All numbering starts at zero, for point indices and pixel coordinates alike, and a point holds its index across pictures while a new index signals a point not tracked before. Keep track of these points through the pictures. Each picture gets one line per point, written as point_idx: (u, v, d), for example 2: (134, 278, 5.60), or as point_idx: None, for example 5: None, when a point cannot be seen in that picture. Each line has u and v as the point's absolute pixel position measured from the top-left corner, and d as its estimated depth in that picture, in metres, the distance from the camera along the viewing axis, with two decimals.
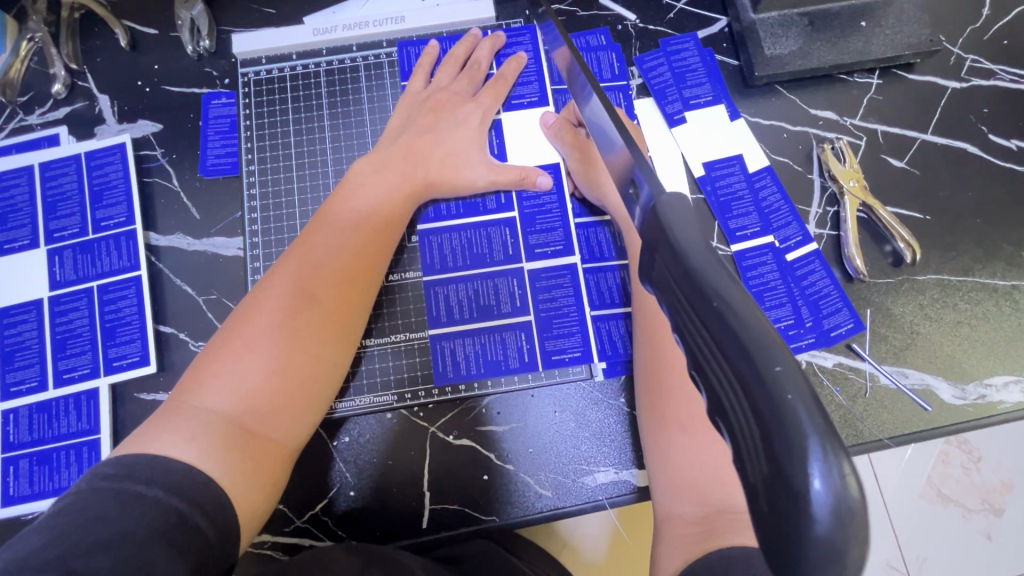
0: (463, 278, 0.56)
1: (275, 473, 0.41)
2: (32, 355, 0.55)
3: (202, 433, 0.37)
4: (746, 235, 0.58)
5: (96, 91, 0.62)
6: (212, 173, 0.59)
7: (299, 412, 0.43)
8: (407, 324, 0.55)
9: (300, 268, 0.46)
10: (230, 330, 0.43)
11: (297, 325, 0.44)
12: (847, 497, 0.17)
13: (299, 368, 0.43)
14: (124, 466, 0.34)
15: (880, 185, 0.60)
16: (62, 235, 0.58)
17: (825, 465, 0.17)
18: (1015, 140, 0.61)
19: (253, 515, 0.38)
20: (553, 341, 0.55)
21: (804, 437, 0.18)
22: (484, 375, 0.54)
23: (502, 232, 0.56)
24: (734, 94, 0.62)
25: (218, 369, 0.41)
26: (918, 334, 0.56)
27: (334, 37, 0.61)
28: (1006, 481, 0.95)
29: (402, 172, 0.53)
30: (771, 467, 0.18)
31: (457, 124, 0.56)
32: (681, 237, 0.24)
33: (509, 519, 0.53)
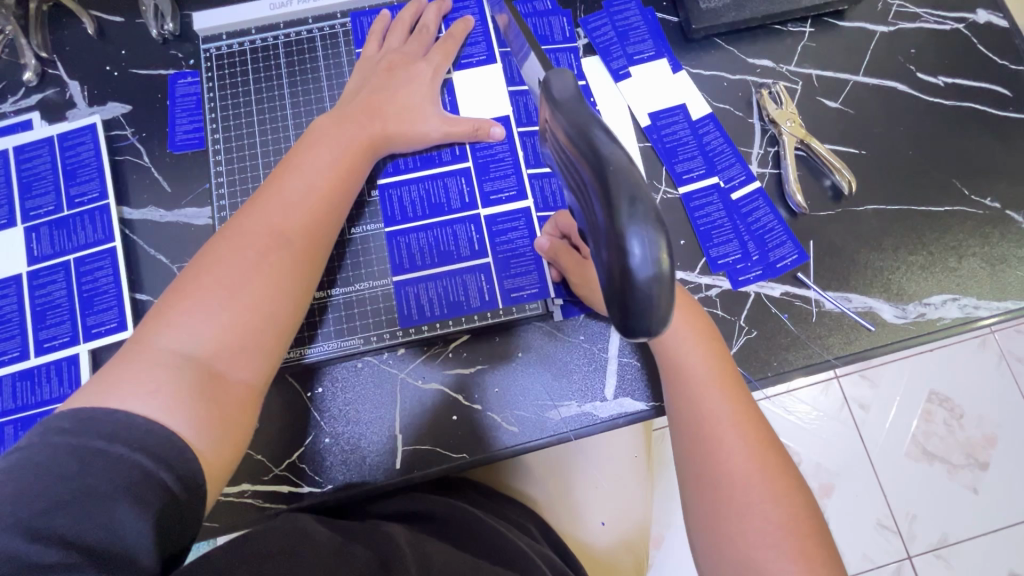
0: (424, 227, 0.59)
1: (245, 413, 0.43)
2: (13, 328, 0.57)
3: (165, 383, 0.39)
4: (692, 177, 0.61)
5: (66, 78, 0.64)
6: (181, 148, 0.62)
7: (264, 357, 0.46)
8: (373, 272, 0.58)
9: (255, 224, 0.48)
10: (186, 283, 0.45)
11: (256, 277, 0.46)
12: (659, 261, 0.27)
13: (260, 316, 0.45)
14: (81, 420, 0.36)
15: (817, 126, 0.63)
16: (38, 213, 0.60)
17: (643, 239, 0.27)
18: (943, 76, 0.64)
19: (224, 454, 0.41)
20: (511, 280, 0.58)
21: (630, 224, 0.27)
22: (447, 316, 0.57)
23: (458, 182, 0.60)
24: (675, 48, 0.65)
25: (177, 319, 0.42)
26: (859, 261, 0.59)
27: (291, 11, 0.64)
28: (988, 435, 0.99)
29: (355, 130, 0.55)
30: (610, 247, 0.28)
31: (408, 80, 0.59)
32: (564, 101, 0.32)
33: (479, 455, 0.55)
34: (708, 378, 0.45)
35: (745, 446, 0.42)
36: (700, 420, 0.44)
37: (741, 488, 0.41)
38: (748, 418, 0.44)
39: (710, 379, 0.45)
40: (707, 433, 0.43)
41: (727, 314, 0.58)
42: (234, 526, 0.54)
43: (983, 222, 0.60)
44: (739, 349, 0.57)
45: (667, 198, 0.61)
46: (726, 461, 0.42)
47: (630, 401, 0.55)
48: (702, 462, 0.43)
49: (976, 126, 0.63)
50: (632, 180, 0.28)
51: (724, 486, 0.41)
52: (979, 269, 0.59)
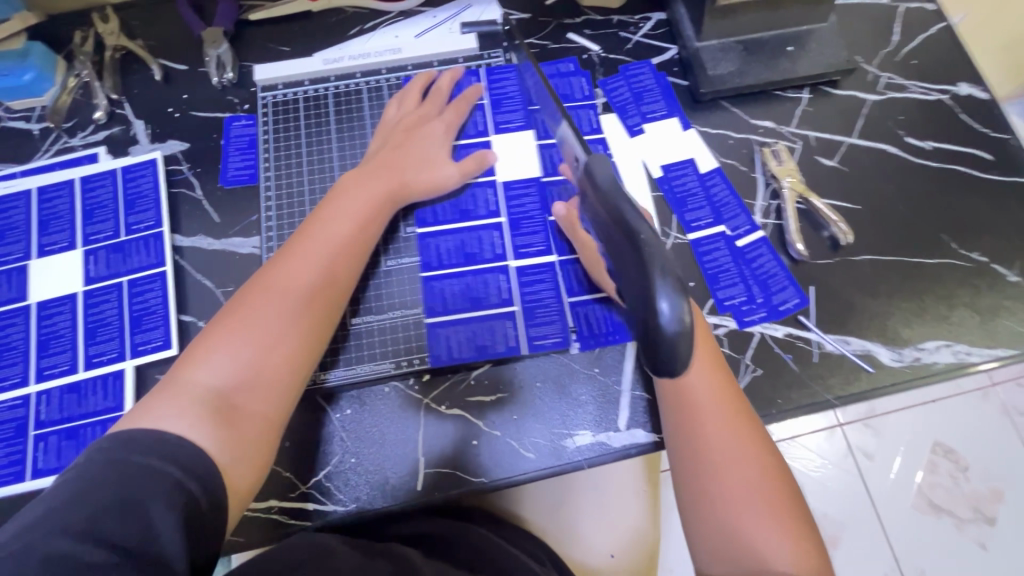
0: (458, 274, 0.64)
1: (262, 444, 0.47)
2: (65, 343, 0.61)
3: (190, 413, 0.44)
4: (700, 225, 0.66)
5: (132, 117, 0.71)
6: (232, 183, 0.68)
7: (282, 390, 0.49)
8: (398, 313, 0.63)
9: (282, 270, 0.53)
10: (220, 321, 0.50)
11: (278, 320, 0.50)
12: (679, 313, 0.34)
13: (279, 353, 0.49)
14: (120, 440, 0.41)
15: (814, 181, 0.69)
16: (97, 238, 0.65)
17: (667, 295, 0.34)
18: (930, 141, 0.70)
19: (237, 486, 0.44)
20: (536, 329, 0.62)
21: (655, 284, 0.34)
22: (474, 359, 0.61)
23: (491, 235, 0.65)
24: (685, 109, 0.72)
25: (210, 354, 0.47)
26: (856, 306, 0.63)
27: (341, 66, 0.71)
28: (994, 489, 1.04)
29: (375, 184, 0.61)
30: (643, 303, 0.36)
31: (426, 139, 0.65)
32: (603, 184, 0.40)
33: (498, 481, 0.58)
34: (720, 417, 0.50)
35: (753, 512, 0.47)
36: (705, 470, 0.49)
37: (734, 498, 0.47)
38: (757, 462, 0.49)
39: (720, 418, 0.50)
40: (705, 479, 0.49)
41: (733, 352, 0.62)
42: (260, 541, 0.56)
43: (971, 274, 0.65)
44: (745, 385, 0.60)
45: (677, 244, 0.66)
46: (724, 496, 0.48)
47: (642, 433, 0.58)
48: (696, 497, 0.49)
49: (961, 185, 0.68)
50: (660, 254, 0.35)
51: (713, 522, 0.47)
52: (969, 317, 0.63)
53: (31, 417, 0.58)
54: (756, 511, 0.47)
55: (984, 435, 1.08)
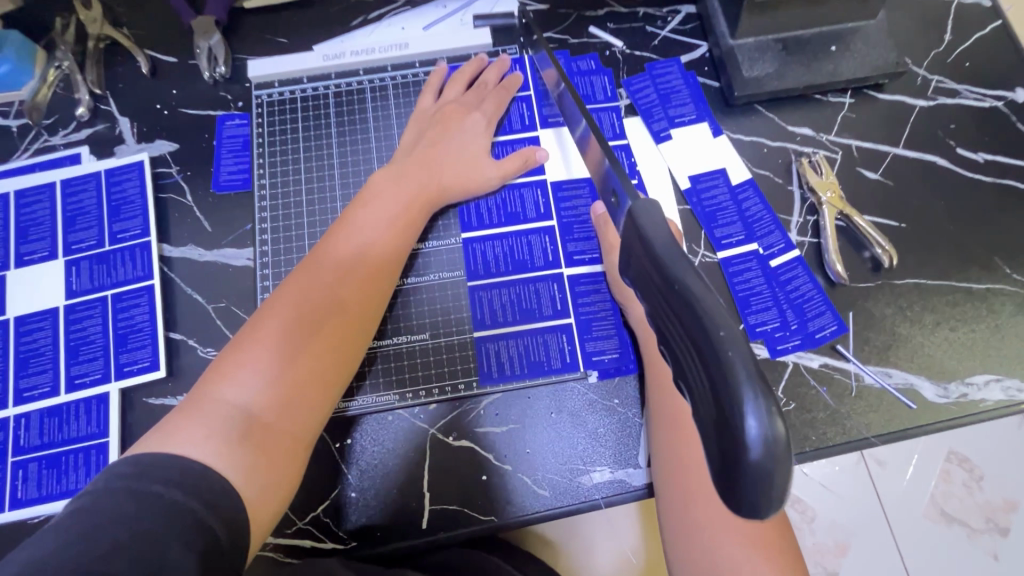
0: (504, 284, 0.59)
1: (290, 467, 0.42)
2: (46, 361, 0.57)
3: (219, 431, 0.38)
4: (731, 242, 0.61)
5: (117, 114, 0.66)
6: (225, 188, 0.63)
7: (315, 406, 0.44)
8: (440, 325, 0.58)
9: (319, 271, 0.47)
10: (251, 326, 0.44)
11: (315, 326, 0.45)
12: (774, 433, 0.23)
13: (315, 363, 0.44)
14: (141, 466, 0.34)
15: (856, 196, 0.63)
16: (79, 247, 0.61)
17: (756, 407, 0.23)
18: (983, 153, 0.64)
19: (265, 511, 0.39)
20: (593, 343, 0.57)
21: (738, 386, 0.23)
22: (527, 376, 0.56)
23: (542, 240, 0.60)
24: (716, 113, 0.66)
25: (239, 364, 0.42)
26: (898, 335, 0.59)
27: (342, 62, 0.65)
28: (1008, 499, 0.91)
29: (413, 179, 0.56)
30: (717, 412, 0.24)
31: (467, 135, 0.60)
32: (651, 234, 0.29)
33: (508, 520, 0.54)
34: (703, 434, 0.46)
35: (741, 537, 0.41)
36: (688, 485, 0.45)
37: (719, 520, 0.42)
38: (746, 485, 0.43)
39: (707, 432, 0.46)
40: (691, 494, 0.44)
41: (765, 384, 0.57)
42: None
43: None
44: None
45: (705, 263, 0.61)
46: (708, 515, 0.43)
47: None
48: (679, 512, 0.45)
49: (1015, 203, 0.63)
50: (741, 342, 0.24)
51: (695, 542, 0.43)
52: (1020, 349, 0.58)
53: (10, 443, 0.55)
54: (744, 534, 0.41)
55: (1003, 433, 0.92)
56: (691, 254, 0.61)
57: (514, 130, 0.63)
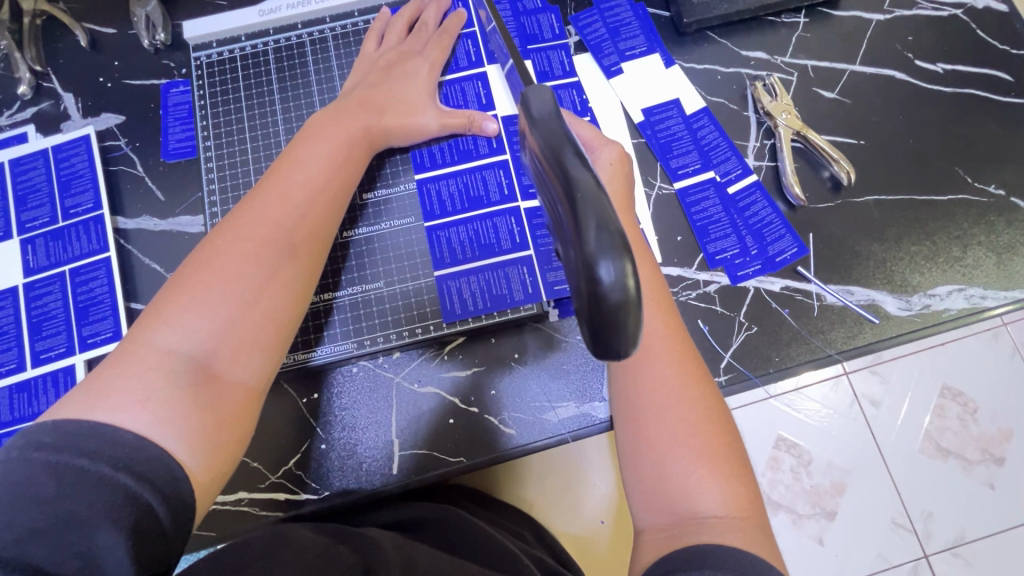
0: (462, 221, 0.58)
1: (243, 418, 0.41)
2: (10, 339, 0.57)
3: (159, 389, 0.37)
4: (687, 172, 0.60)
5: (60, 90, 0.65)
6: (174, 156, 0.62)
7: (265, 355, 0.43)
8: (398, 269, 0.58)
9: (254, 217, 0.45)
10: (183, 278, 0.42)
11: (253, 272, 0.43)
12: (626, 285, 0.28)
13: (261, 312, 0.43)
14: (64, 434, 0.33)
15: (813, 116, 0.62)
16: (33, 225, 0.60)
17: (611, 262, 0.28)
18: (942, 63, 0.63)
19: (217, 466, 0.38)
20: (553, 272, 0.56)
21: (597, 246, 0.28)
22: (490, 310, 0.56)
23: (496, 174, 0.59)
24: (667, 43, 0.65)
25: (172, 315, 0.40)
26: (859, 252, 0.58)
27: (279, 16, 0.64)
28: (1004, 429, 0.83)
29: (349, 124, 0.53)
30: (585, 271, 0.29)
31: (407, 77, 0.59)
32: (542, 122, 0.33)
33: (476, 460, 0.54)
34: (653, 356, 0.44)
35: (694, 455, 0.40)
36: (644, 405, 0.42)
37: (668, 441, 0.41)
38: (695, 404, 0.42)
39: (662, 355, 0.43)
40: (641, 417, 0.42)
41: (726, 310, 0.57)
42: (230, 534, 0.53)
43: (987, 210, 0.59)
44: (738, 346, 0.56)
45: (662, 195, 0.60)
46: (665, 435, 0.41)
47: None
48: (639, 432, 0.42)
49: (976, 113, 0.61)
50: (604, 212, 0.29)
51: (651, 460, 0.41)
52: (985, 258, 0.58)
53: None
54: (693, 449, 0.40)
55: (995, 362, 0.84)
56: (647, 186, 0.60)
57: (462, 69, 0.62)
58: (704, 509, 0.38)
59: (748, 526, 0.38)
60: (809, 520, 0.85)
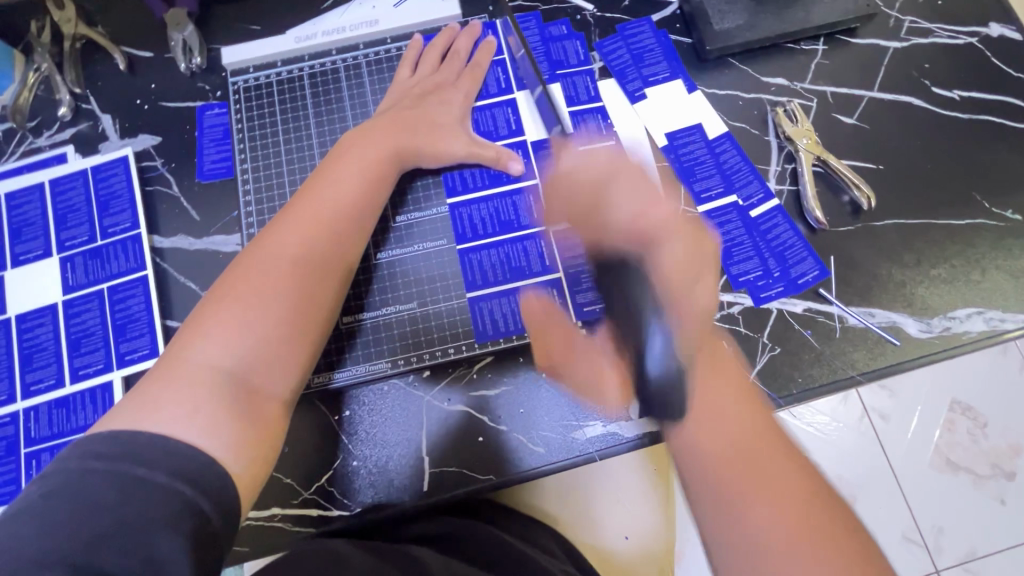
0: (493, 243, 0.60)
1: (276, 430, 0.42)
2: (49, 356, 0.59)
3: (203, 399, 0.38)
4: (711, 196, 0.62)
5: (98, 112, 0.67)
6: (210, 177, 0.64)
7: (297, 369, 0.45)
8: (428, 290, 0.59)
9: (290, 234, 0.47)
10: (223, 294, 0.43)
11: (288, 288, 0.45)
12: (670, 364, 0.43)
13: (295, 327, 0.44)
14: (119, 445, 0.34)
15: (832, 141, 0.63)
16: (73, 243, 0.62)
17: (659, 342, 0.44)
18: (958, 90, 0.65)
19: (256, 475, 0.39)
20: (582, 295, 0.58)
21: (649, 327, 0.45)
22: (521, 331, 0.57)
23: (527, 199, 0.61)
24: (690, 69, 0.66)
25: (214, 328, 0.41)
26: (880, 275, 0.59)
27: (315, 43, 0.66)
28: (1014, 444, 0.84)
29: (379, 143, 0.55)
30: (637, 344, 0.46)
31: (440, 103, 0.60)
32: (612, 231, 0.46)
33: (505, 478, 0.55)
34: (707, 396, 0.41)
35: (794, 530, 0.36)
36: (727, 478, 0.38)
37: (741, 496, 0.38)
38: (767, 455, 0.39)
39: (715, 404, 0.41)
40: (709, 474, 0.39)
41: (749, 331, 0.58)
42: (264, 549, 0.54)
43: (1004, 234, 0.60)
44: (762, 366, 0.57)
45: (686, 218, 0.61)
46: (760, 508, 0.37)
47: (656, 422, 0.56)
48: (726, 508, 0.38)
49: (993, 139, 0.63)
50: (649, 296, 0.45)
51: (751, 545, 0.36)
52: (1002, 281, 0.59)
53: (21, 435, 0.56)
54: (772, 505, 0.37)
55: (1007, 377, 0.85)
56: None
57: (492, 95, 0.64)
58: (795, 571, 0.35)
59: None
60: None
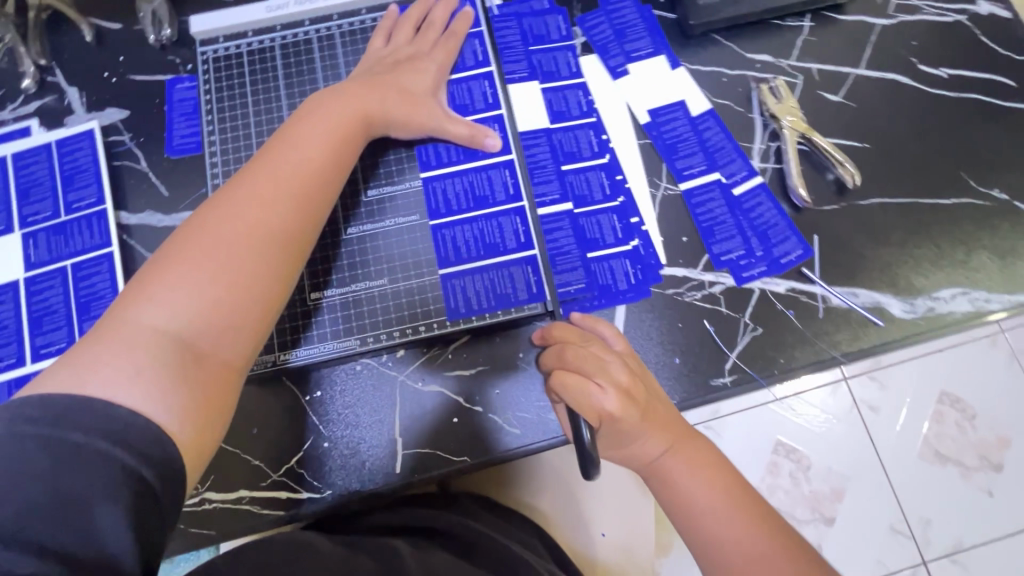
0: (468, 220, 0.58)
1: (227, 396, 0.41)
2: (9, 334, 0.57)
3: (145, 362, 0.37)
4: (693, 173, 0.60)
5: (64, 85, 0.64)
6: (179, 152, 0.62)
7: (251, 334, 0.43)
8: (400, 266, 0.57)
9: (246, 195, 0.45)
10: (172, 253, 0.41)
11: (243, 250, 0.42)
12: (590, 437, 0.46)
13: (249, 291, 0.42)
14: (53, 409, 0.33)
15: (818, 119, 0.62)
16: (35, 219, 0.60)
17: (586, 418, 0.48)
18: (946, 68, 0.63)
19: (203, 443, 0.38)
20: (558, 276, 0.57)
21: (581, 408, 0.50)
22: (495, 308, 0.56)
23: (502, 174, 0.59)
24: (673, 45, 0.65)
25: (161, 290, 0.39)
26: (864, 255, 0.58)
27: (286, 13, 0.64)
28: (1002, 436, 0.83)
29: (344, 105, 0.53)
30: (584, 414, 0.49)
31: (412, 72, 0.58)
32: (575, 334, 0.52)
33: (479, 460, 0.54)
34: (683, 466, 0.49)
35: (737, 519, 0.46)
36: (679, 499, 0.48)
37: (708, 522, 0.46)
38: (724, 483, 0.48)
39: (684, 463, 0.49)
40: (683, 515, 0.48)
41: (731, 311, 0.57)
42: (231, 534, 0.53)
43: (990, 214, 0.59)
44: (744, 346, 0.56)
45: (667, 196, 0.60)
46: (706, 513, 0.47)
47: None
48: (686, 525, 0.47)
49: (980, 117, 0.62)
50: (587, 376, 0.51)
51: (718, 557, 0.45)
52: (987, 261, 0.58)
53: None
54: (732, 523, 0.46)
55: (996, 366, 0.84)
56: (652, 187, 0.60)
57: (468, 68, 0.62)
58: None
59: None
60: (808, 525, 0.84)
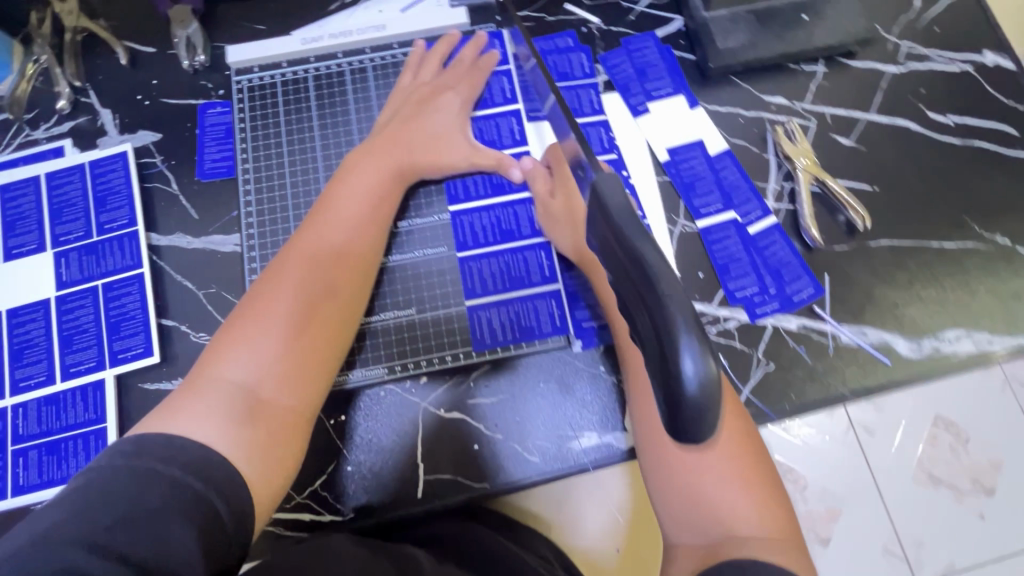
0: (494, 253, 0.60)
1: (293, 443, 0.42)
2: (40, 352, 0.58)
3: (219, 410, 0.38)
4: (710, 212, 0.62)
5: (98, 106, 0.66)
6: (209, 176, 0.64)
7: (312, 382, 0.44)
8: (428, 296, 0.59)
9: (302, 250, 0.48)
10: (239, 310, 0.44)
11: (301, 300, 0.45)
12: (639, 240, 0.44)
13: (308, 339, 0.44)
14: (142, 444, 0.34)
15: (830, 162, 0.65)
16: (68, 239, 0.61)
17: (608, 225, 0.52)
18: (952, 116, 0.66)
19: (271, 485, 0.39)
20: (582, 310, 0.59)
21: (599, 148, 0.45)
22: (519, 341, 0.58)
23: (527, 210, 0.61)
24: (693, 86, 0.67)
25: (234, 344, 0.42)
26: (874, 294, 0.60)
27: (321, 45, 0.66)
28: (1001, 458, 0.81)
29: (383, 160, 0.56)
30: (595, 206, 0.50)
31: (441, 113, 0.61)
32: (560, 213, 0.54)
33: (500, 486, 0.55)
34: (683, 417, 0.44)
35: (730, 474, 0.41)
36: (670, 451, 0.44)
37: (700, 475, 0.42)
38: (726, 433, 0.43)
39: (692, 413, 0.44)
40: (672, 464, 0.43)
41: (745, 346, 0.59)
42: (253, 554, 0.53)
43: (993, 258, 0.62)
44: (756, 380, 0.58)
45: (685, 233, 0.62)
46: (692, 467, 0.42)
47: None
48: (666, 477, 0.44)
49: (985, 164, 0.64)
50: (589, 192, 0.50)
51: (704, 511, 0.41)
52: (990, 302, 0.60)
53: (9, 431, 0.56)
54: (725, 473, 0.42)
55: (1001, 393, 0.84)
56: (670, 224, 0.62)
57: (495, 104, 0.64)
58: (746, 532, 0.39)
59: (786, 545, 0.38)
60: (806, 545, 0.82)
